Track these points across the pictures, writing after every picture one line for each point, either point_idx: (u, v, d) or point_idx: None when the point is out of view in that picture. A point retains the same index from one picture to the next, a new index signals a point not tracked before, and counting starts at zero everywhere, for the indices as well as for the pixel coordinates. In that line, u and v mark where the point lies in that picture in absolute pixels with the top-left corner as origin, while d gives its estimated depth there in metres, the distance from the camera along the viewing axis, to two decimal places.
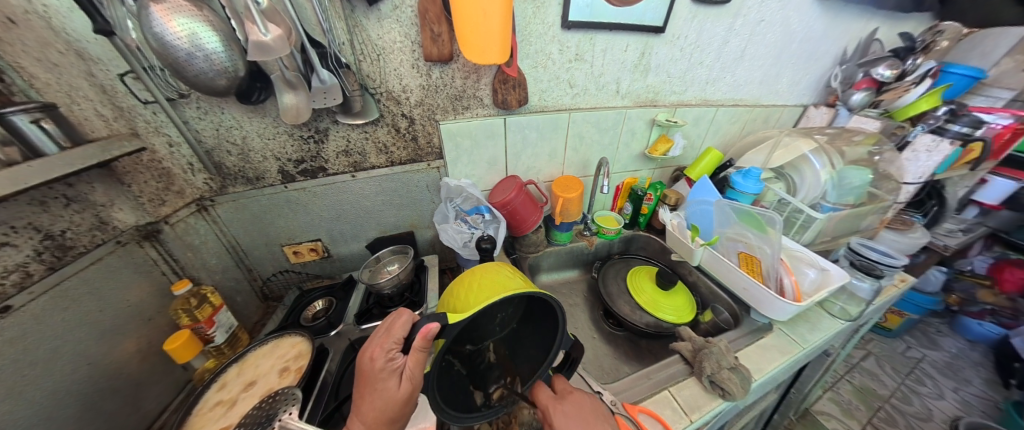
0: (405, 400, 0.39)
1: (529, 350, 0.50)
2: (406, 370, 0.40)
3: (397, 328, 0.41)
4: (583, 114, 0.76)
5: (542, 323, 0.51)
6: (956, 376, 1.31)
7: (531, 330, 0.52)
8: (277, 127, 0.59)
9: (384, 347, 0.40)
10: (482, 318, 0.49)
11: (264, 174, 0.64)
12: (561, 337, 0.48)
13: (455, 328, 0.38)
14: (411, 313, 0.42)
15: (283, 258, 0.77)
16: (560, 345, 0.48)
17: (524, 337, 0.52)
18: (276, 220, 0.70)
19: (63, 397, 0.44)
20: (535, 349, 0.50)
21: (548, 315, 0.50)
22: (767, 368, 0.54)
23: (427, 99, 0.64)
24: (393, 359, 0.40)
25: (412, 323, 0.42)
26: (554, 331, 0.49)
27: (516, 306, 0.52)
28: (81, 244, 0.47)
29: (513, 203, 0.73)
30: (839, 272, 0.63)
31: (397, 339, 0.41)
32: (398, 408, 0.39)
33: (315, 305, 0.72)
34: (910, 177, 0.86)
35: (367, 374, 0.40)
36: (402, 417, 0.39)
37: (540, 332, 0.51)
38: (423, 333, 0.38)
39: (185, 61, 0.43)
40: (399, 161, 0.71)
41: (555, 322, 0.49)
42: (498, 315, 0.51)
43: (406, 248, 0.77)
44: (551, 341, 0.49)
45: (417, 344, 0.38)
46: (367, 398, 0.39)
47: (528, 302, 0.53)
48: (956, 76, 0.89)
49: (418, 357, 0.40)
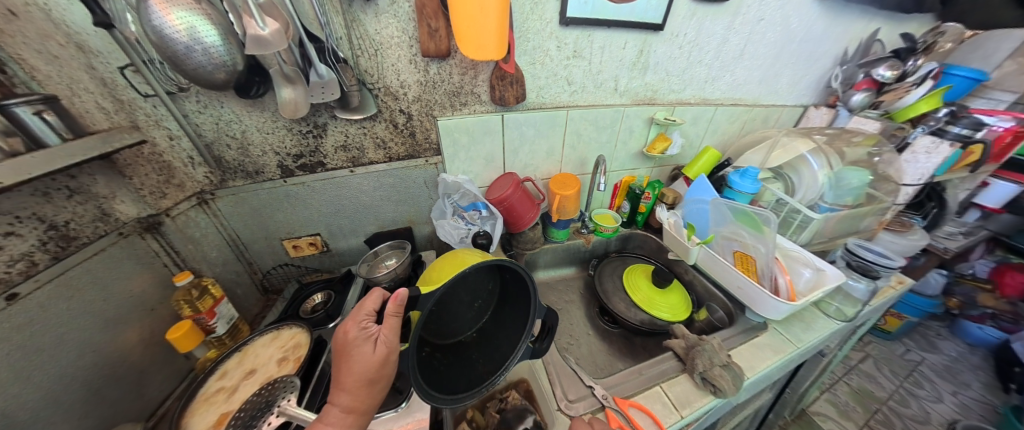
0: (382, 361, 0.38)
1: (507, 329, 0.52)
2: (380, 336, 0.40)
3: (369, 301, 0.43)
4: (581, 111, 0.76)
5: (518, 300, 0.54)
6: (955, 379, 1.30)
7: (508, 308, 0.55)
8: (275, 122, 0.60)
9: (356, 319, 0.42)
10: (456, 304, 0.53)
11: (263, 169, 0.65)
12: (534, 307, 0.50)
13: (429, 299, 0.40)
14: (383, 289, 0.44)
15: (283, 252, 0.78)
16: (533, 314, 0.50)
17: (501, 318, 0.55)
18: (275, 214, 0.71)
19: (69, 382, 0.44)
20: (514, 327, 0.52)
21: (518, 288, 0.54)
22: (759, 367, 0.53)
23: (425, 95, 0.64)
24: (367, 328, 0.41)
25: (384, 298, 0.44)
26: (526, 307, 0.51)
27: (490, 288, 0.58)
28: (84, 235, 0.47)
29: (510, 200, 0.73)
30: (834, 272, 0.63)
31: (370, 311, 0.43)
32: (376, 370, 0.38)
33: (314, 298, 0.71)
34: (909, 179, 0.87)
35: (342, 346, 0.40)
36: (381, 379, 0.39)
37: (517, 309, 0.53)
38: (394, 297, 0.39)
39: (183, 54, 0.43)
40: (397, 157, 0.71)
41: (525, 294, 0.52)
42: (475, 303, 0.55)
43: (403, 243, 0.78)
44: (526, 313, 0.51)
45: (389, 309, 0.40)
46: (344, 367, 0.39)
47: (500, 285, 0.58)
48: (958, 78, 0.89)
49: (392, 324, 0.40)
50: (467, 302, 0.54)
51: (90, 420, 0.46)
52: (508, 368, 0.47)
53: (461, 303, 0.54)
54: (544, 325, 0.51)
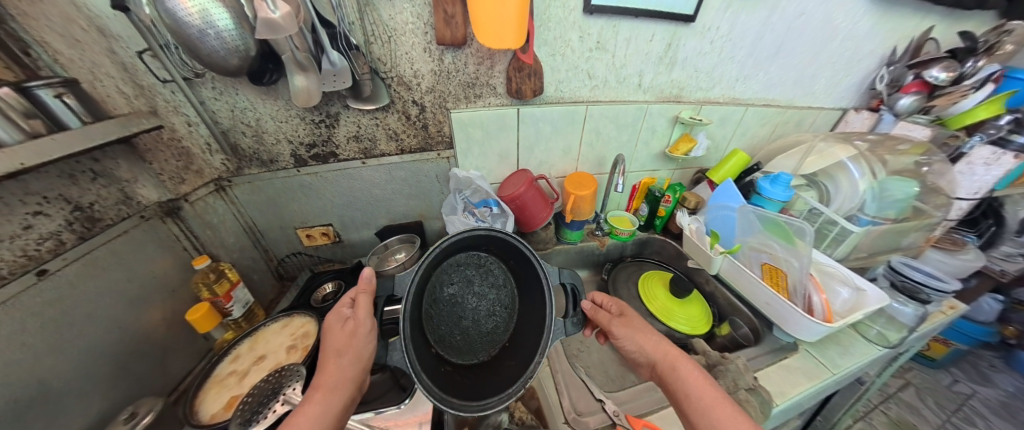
0: (350, 331, 0.39)
1: (532, 323, 0.46)
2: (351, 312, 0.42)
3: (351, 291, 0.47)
4: (602, 108, 0.72)
5: (532, 285, 0.47)
6: (1014, 419, 1.15)
7: (527, 300, 0.48)
8: (289, 110, 0.59)
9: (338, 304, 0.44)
10: (468, 309, 0.45)
11: (277, 158, 0.64)
12: (545, 276, 0.46)
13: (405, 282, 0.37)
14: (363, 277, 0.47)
15: (296, 241, 0.77)
16: (548, 286, 0.45)
17: (523, 313, 0.48)
18: (290, 204, 0.70)
19: (97, 357, 0.45)
20: (535, 314, 0.47)
21: (529, 270, 0.47)
22: (791, 393, 0.49)
23: (438, 85, 0.62)
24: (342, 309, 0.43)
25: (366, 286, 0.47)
26: (541, 289, 0.46)
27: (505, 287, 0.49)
28: (108, 217, 0.48)
29: (523, 198, 0.70)
30: (876, 293, 0.57)
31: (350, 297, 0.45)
32: (345, 340, 0.39)
33: (325, 288, 0.70)
34: (963, 193, 0.80)
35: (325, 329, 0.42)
36: (350, 351, 0.38)
37: (533, 295, 0.47)
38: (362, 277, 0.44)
39: (197, 39, 0.42)
40: (410, 149, 0.69)
41: (537, 277, 0.46)
42: (494, 307, 0.47)
43: (413, 238, 0.77)
44: (542, 292, 0.46)
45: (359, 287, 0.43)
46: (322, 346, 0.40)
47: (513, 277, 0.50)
48: (1023, 81, 0.80)
49: (362, 300, 0.42)
50: (481, 304, 0.46)
51: (119, 392, 0.47)
52: (540, 362, 0.43)
53: (473, 310, 0.45)
54: (568, 288, 0.49)
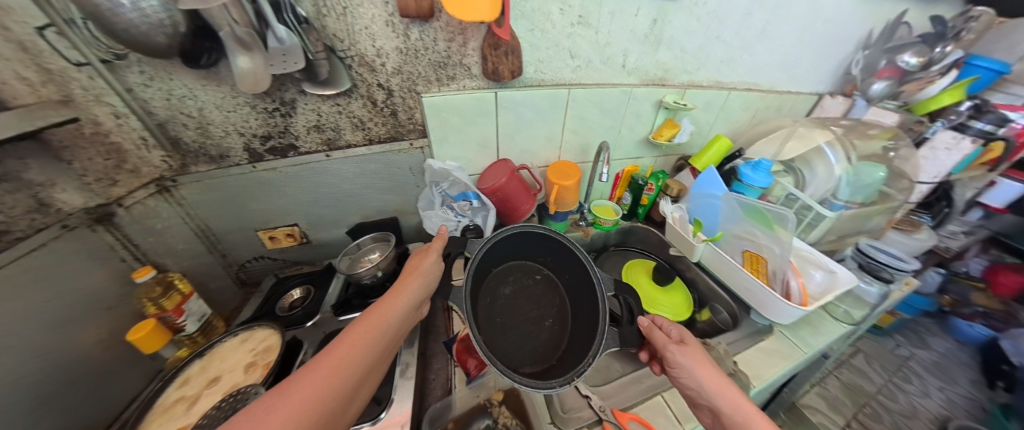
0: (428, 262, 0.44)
1: (587, 328, 0.49)
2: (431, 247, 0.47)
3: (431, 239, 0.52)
4: (585, 91, 0.68)
5: (583, 294, 0.53)
6: (944, 375, 1.27)
7: (580, 311, 0.52)
8: (236, 97, 0.50)
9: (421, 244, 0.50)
10: (523, 320, 0.52)
11: (229, 153, 0.56)
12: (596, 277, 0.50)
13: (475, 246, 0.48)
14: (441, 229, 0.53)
15: (258, 244, 0.70)
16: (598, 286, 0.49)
17: (578, 326, 0.51)
18: (249, 203, 0.63)
19: (15, 390, 0.38)
20: (588, 320, 0.49)
21: (577, 280, 0.54)
22: (767, 374, 0.51)
23: (405, 66, 0.55)
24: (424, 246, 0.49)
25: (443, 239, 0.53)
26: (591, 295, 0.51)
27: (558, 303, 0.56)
28: (17, 228, 0.40)
29: (506, 190, 0.66)
30: (846, 275, 0.59)
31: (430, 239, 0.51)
32: (424, 270, 0.43)
33: (292, 294, 0.65)
34: (925, 177, 0.84)
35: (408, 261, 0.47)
36: (427, 274, 0.43)
37: (584, 302, 0.52)
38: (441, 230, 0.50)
39: (109, 10, 0.35)
40: (378, 138, 0.63)
41: (586, 279, 0.51)
42: (546, 322, 0.53)
43: (388, 236, 0.70)
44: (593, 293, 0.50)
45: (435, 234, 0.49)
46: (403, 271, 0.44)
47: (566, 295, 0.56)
48: (980, 69, 0.84)
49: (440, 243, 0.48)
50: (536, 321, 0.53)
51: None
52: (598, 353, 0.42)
53: (530, 321, 0.53)
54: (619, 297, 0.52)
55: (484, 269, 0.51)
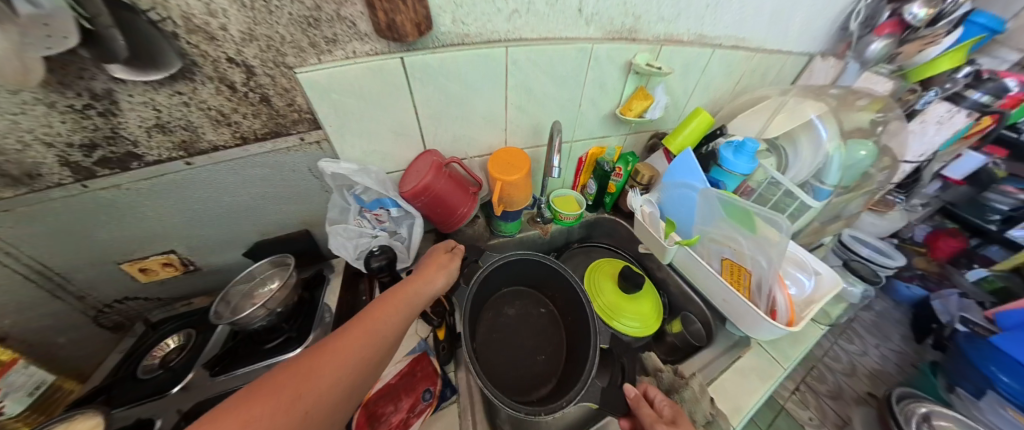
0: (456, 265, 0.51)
1: (573, 367, 0.53)
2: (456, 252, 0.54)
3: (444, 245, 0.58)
4: (527, 47, 0.51)
5: (579, 331, 0.57)
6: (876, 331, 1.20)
7: (573, 348, 0.57)
8: (11, 90, 0.30)
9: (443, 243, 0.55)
10: (519, 351, 0.58)
11: (42, 170, 0.37)
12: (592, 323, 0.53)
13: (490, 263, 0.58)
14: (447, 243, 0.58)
15: (127, 279, 0.54)
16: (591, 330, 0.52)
17: (568, 365, 0.55)
18: (94, 232, 0.46)
19: None
20: (575, 360, 0.53)
21: (578, 322, 0.57)
22: (745, 406, 0.46)
23: (255, 26, 0.35)
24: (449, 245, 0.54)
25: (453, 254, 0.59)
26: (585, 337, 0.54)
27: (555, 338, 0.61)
28: None
29: (435, 189, 0.52)
30: (831, 276, 0.53)
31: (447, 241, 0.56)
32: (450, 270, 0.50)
33: (167, 344, 0.51)
34: (911, 155, 0.78)
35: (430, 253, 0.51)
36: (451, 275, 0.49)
37: (579, 343, 0.55)
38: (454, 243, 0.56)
39: None
40: (256, 134, 0.46)
41: (583, 320, 0.56)
42: (539, 357, 0.58)
43: (288, 258, 0.53)
44: (586, 336, 0.53)
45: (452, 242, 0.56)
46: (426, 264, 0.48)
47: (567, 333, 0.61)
48: (979, 26, 0.71)
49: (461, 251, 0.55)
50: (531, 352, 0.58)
51: None
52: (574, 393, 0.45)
53: (525, 353, 0.58)
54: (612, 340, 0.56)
55: (487, 293, 0.60)
